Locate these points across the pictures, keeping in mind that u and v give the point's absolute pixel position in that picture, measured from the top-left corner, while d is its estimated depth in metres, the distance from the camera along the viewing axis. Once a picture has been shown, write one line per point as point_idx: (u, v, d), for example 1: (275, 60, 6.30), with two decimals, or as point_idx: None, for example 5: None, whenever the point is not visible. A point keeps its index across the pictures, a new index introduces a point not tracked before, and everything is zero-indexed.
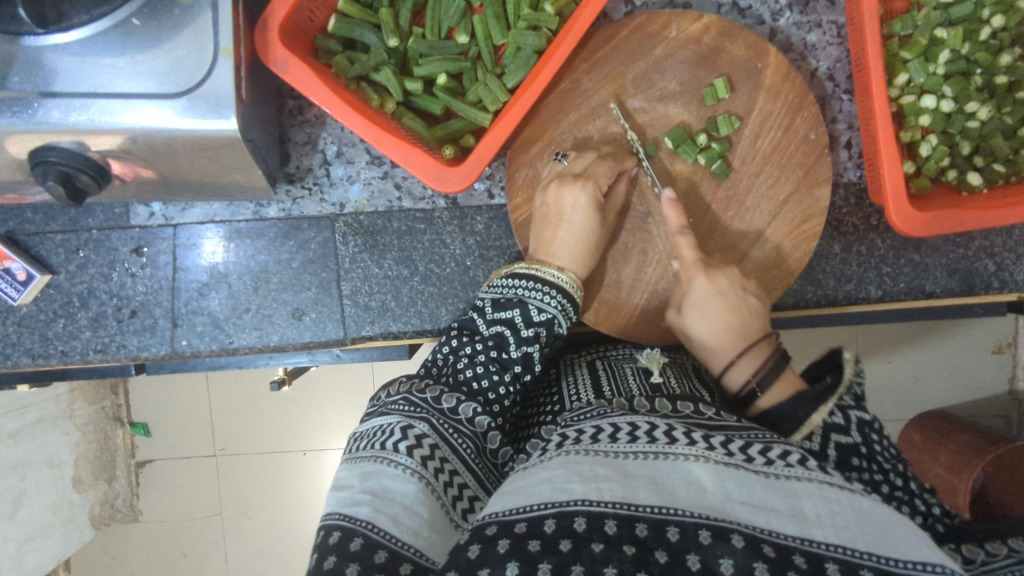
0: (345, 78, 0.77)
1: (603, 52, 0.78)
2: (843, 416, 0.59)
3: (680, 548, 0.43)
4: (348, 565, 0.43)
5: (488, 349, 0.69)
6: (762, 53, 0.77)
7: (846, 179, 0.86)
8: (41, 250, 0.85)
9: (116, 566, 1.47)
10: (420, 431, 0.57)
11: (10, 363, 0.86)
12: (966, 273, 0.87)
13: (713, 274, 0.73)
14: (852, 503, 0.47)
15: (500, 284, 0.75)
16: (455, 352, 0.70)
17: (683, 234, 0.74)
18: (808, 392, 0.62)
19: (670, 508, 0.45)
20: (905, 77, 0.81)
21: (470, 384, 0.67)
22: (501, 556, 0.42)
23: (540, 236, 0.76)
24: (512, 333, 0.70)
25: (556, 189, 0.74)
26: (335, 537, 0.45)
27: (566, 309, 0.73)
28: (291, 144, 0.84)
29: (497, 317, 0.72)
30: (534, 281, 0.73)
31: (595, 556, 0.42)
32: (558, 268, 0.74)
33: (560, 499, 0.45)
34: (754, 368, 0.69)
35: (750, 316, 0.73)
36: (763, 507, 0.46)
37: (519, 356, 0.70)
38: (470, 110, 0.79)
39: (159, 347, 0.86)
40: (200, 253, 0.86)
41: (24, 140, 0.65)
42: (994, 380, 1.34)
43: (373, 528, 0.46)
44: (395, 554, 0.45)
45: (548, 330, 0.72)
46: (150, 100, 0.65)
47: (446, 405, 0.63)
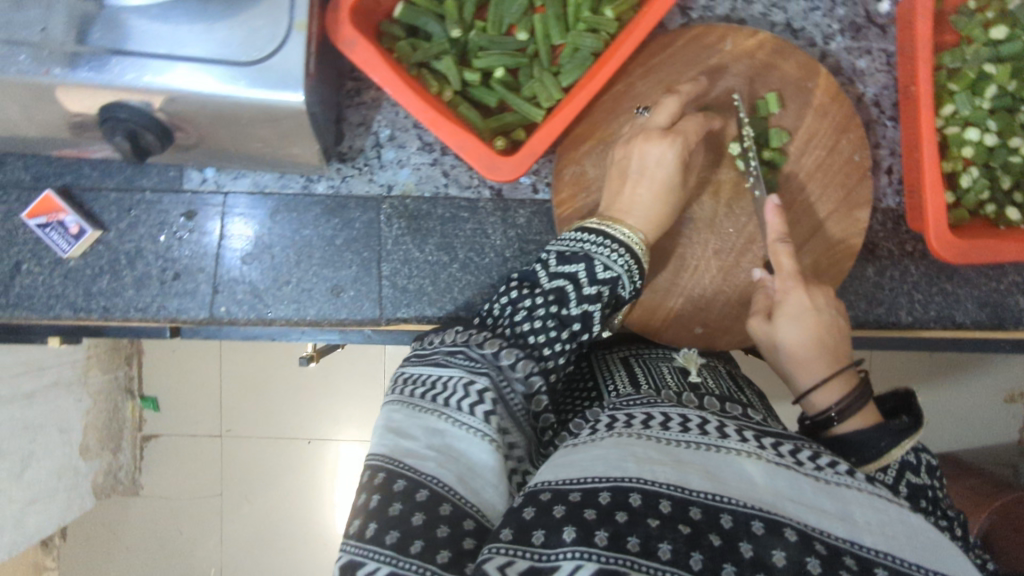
0: (407, 63, 0.80)
1: (657, 60, 0.80)
2: (915, 456, 0.68)
3: (732, 534, 0.45)
4: (414, 513, 0.47)
5: (548, 303, 0.70)
6: (813, 73, 0.79)
7: (884, 204, 0.88)
8: (95, 206, 0.87)
9: (118, 534, 1.48)
10: (481, 388, 0.59)
11: (52, 315, 0.87)
12: (996, 307, 0.88)
13: (811, 289, 0.74)
14: (902, 516, 0.48)
15: (568, 238, 0.75)
16: (514, 305, 0.71)
17: (784, 243, 0.73)
18: (889, 427, 0.67)
19: (723, 496, 0.47)
20: (951, 108, 0.82)
21: (527, 337, 0.68)
22: (557, 521, 0.45)
23: (615, 192, 0.76)
24: (575, 289, 0.70)
25: (640, 143, 0.75)
26: (399, 485, 0.49)
27: (632, 270, 0.72)
28: (346, 124, 0.87)
29: (561, 270, 0.72)
30: (601, 238, 0.72)
31: (649, 531, 0.44)
32: (628, 227, 0.73)
33: (615, 474, 0.48)
34: (840, 396, 0.70)
35: (838, 336, 0.73)
36: (814, 507, 0.47)
37: (579, 313, 0.70)
38: (525, 105, 0.81)
39: (198, 311, 0.88)
40: (228, 233, 0.88)
41: (99, 95, 0.68)
42: (1006, 427, 1.34)
43: (440, 484, 0.50)
44: (457, 509, 0.49)
45: (612, 291, 0.71)
46: (218, 65, 0.67)
47: (505, 362, 0.64)
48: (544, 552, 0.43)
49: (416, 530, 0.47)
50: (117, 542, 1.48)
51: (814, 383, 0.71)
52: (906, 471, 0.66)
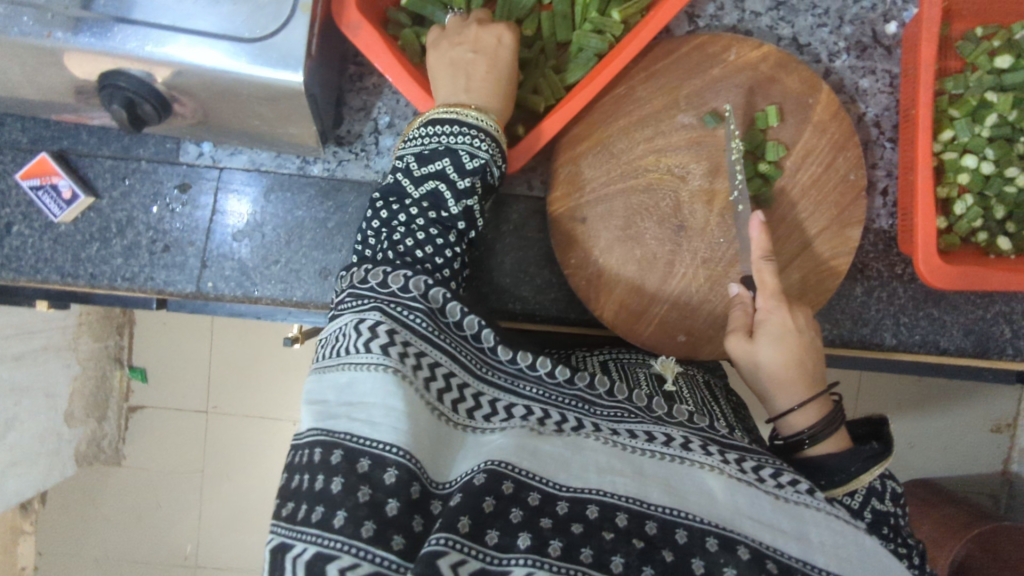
0: (411, 50, 0.80)
1: (660, 65, 0.80)
2: (881, 484, 0.68)
3: (686, 550, 0.46)
4: (332, 480, 0.45)
5: (425, 212, 0.66)
6: (815, 89, 0.79)
7: (877, 225, 0.88)
8: (89, 172, 0.87)
9: (96, 503, 1.48)
10: (372, 322, 0.54)
11: (39, 278, 0.87)
12: (981, 335, 0.88)
13: (794, 311, 0.73)
14: (858, 538, 0.50)
15: (421, 135, 0.70)
16: (389, 224, 0.66)
17: (767, 261, 0.73)
18: (862, 451, 0.66)
19: (681, 511, 0.48)
20: (950, 134, 0.82)
21: (413, 254, 0.64)
22: (514, 525, 0.46)
23: (453, 81, 0.72)
24: (448, 187, 0.67)
25: (477, 28, 0.74)
26: (337, 456, 0.46)
27: (498, 155, 0.70)
28: (346, 108, 0.87)
29: (424, 173, 0.67)
30: (457, 124, 0.68)
31: (603, 544, 0.46)
32: (478, 111, 0.69)
33: (575, 485, 0.49)
34: (814, 420, 0.69)
35: (815, 359, 0.72)
36: (770, 526, 0.49)
37: (459, 211, 0.67)
38: (525, 100, 0.81)
39: (185, 284, 0.88)
40: (237, 200, 0.88)
41: (98, 61, 0.67)
42: (990, 457, 1.33)
43: (353, 437, 0.46)
44: (378, 460, 0.46)
45: (484, 179, 0.68)
46: (222, 40, 0.67)
47: (395, 286, 0.58)
48: (496, 555, 0.44)
49: (337, 499, 0.44)
50: (93, 510, 1.49)
51: (791, 405, 0.70)
52: (872, 498, 0.67)
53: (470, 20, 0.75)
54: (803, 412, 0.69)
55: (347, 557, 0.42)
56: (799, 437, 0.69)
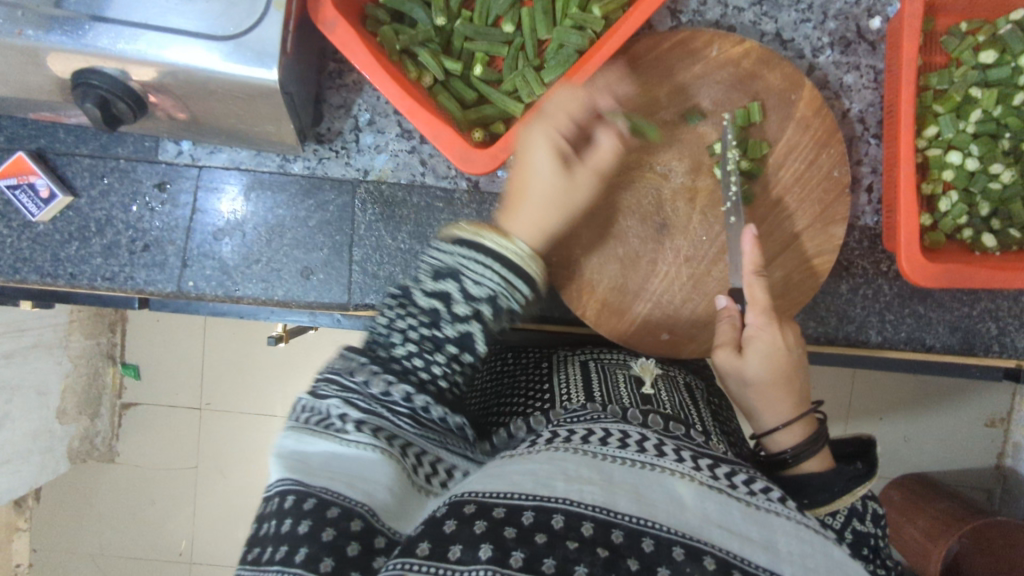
0: (389, 48, 0.78)
1: (642, 61, 0.79)
2: (862, 504, 0.66)
3: (652, 559, 0.46)
4: (301, 522, 0.46)
5: (420, 327, 0.62)
6: (798, 85, 0.78)
7: (862, 222, 0.87)
8: (67, 171, 0.87)
9: (87, 501, 1.48)
10: (357, 419, 0.56)
11: (18, 278, 0.86)
12: (967, 332, 0.88)
13: (783, 328, 0.72)
14: (826, 549, 0.50)
15: (437, 245, 0.64)
16: (386, 328, 0.63)
17: (757, 277, 0.73)
18: (846, 470, 0.66)
19: (647, 519, 0.48)
20: (935, 129, 0.82)
21: (403, 364, 0.61)
22: (476, 536, 0.46)
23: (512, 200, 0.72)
24: (449, 310, 0.62)
25: (524, 130, 0.73)
26: (309, 503, 0.47)
27: (512, 284, 0.63)
28: (326, 105, 0.86)
29: (431, 289, 0.63)
30: (472, 248, 0.63)
31: (568, 553, 0.45)
32: (501, 236, 0.64)
33: (542, 493, 0.49)
34: (800, 439, 0.70)
35: (802, 375, 0.73)
36: (737, 534, 0.49)
37: (454, 337, 0.62)
38: (505, 99, 0.81)
39: (166, 284, 0.87)
40: (220, 199, 0.87)
41: (70, 60, 0.66)
42: (984, 451, 1.33)
43: (326, 490, 0.48)
44: (345, 511, 0.48)
45: (491, 308, 0.63)
46: (196, 38, 0.66)
47: (377, 389, 0.58)
48: (457, 568, 0.44)
49: (303, 538, 0.46)
50: (86, 507, 1.49)
51: (777, 424, 0.71)
52: (853, 519, 0.65)
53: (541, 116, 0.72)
54: (790, 430, 0.70)
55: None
56: (783, 455, 0.70)
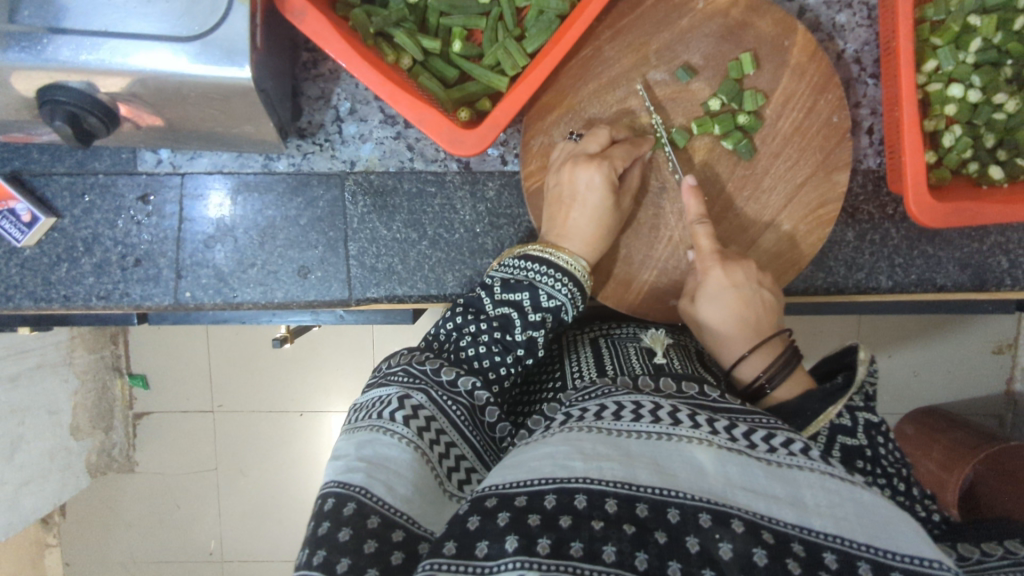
0: (363, 32, 0.74)
1: (626, 20, 0.76)
2: (849, 417, 0.62)
3: (679, 530, 0.45)
4: (340, 530, 0.46)
5: (492, 330, 0.69)
6: (790, 30, 0.75)
7: (865, 166, 0.85)
8: (47, 192, 0.84)
9: (111, 514, 1.49)
10: (417, 402, 0.59)
11: (12, 305, 0.85)
12: (978, 268, 0.86)
13: (729, 266, 0.73)
14: (852, 494, 0.48)
15: (510, 263, 0.73)
16: (459, 330, 0.70)
17: (702, 224, 0.73)
18: (819, 390, 0.65)
19: (670, 490, 0.47)
20: (934, 64, 0.78)
21: (471, 362, 0.68)
22: (501, 529, 0.45)
23: (551, 216, 0.75)
24: (519, 316, 0.69)
25: (570, 168, 0.73)
26: (349, 508, 0.47)
27: (575, 297, 0.72)
28: (303, 98, 0.83)
29: (505, 298, 0.70)
30: (545, 265, 0.71)
31: (593, 534, 0.44)
32: (569, 253, 0.73)
33: (561, 475, 0.48)
34: (766, 365, 0.71)
35: (762, 310, 0.73)
36: (762, 494, 0.48)
37: (523, 339, 0.69)
38: (488, 73, 0.78)
39: (163, 297, 0.86)
40: (207, 205, 0.85)
41: (33, 76, 0.63)
42: (993, 379, 1.34)
43: (366, 493, 0.48)
44: (387, 520, 0.48)
45: (555, 319, 0.71)
46: (161, 42, 0.62)
47: (445, 377, 0.64)
48: (486, 564, 0.43)
49: (344, 546, 0.45)
50: (112, 520, 1.49)
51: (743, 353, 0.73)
52: (837, 435, 0.61)
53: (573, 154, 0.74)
54: (753, 359, 0.72)
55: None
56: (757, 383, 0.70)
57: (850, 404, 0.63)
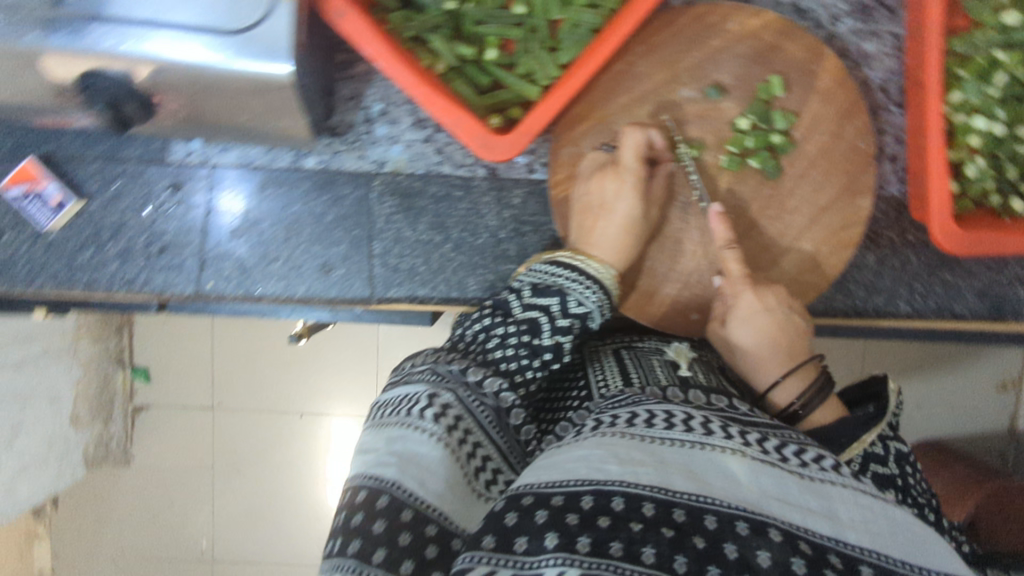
0: (400, 35, 0.76)
1: (659, 38, 0.77)
2: (882, 446, 0.70)
3: (717, 535, 0.46)
4: (375, 522, 0.50)
5: (521, 333, 0.69)
6: (819, 56, 0.77)
7: (888, 192, 0.86)
8: (77, 177, 0.85)
9: (103, 510, 1.47)
10: (446, 400, 0.59)
11: (35, 287, 0.85)
12: (995, 298, 0.87)
13: (760, 290, 0.75)
14: (884, 511, 0.50)
15: (540, 269, 0.74)
16: (487, 332, 0.70)
17: (730, 250, 0.74)
18: (855, 416, 0.71)
19: (707, 497, 0.48)
20: (959, 95, 0.80)
21: (499, 365, 0.67)
22: (540, 527, 0.46)
23: (581, 224, 0.77)
24: (547, 321, 0.70)
25: (598, 178, 0.76)
26: (383, 501, 0.51)
27: (604, 305, 0.72)
28: (337, 98, 0.84)
29: (534, 301, 0.71)
30: (576, 272, 0.73)
31: (632, 535, 0.45)
32: (599, 262, 0.74)
33: (596, 478, 0.49)
34: (801, 391, 0.75)
35: (795, 335, 0.76)
36: (798, 506, 0.49)
37: (551, 344, 0.69)
38: (520, 82, 0.79)
39: (185, 286, 0.86)
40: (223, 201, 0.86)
41: (72, 63, 0.64)
42: (993, 417, 1.33)
43: (398, 487, 0.52)
44: (419, 515, 0.51)
45: (583, 326, 0.71)
46: (202, 35, 0.64)
47: (473, 378, 0.63)
48: (525, 560, 0.45)
49: (378, 538, 0.49)
50: (103, 514, 1.47)
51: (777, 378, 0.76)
52: (871, 463, 0.68)
53: (601, 166, 0.77)
54: (786, 385, 0.75)
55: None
56: (793, 407, 0.74)
57: (882, 433, 0.71)
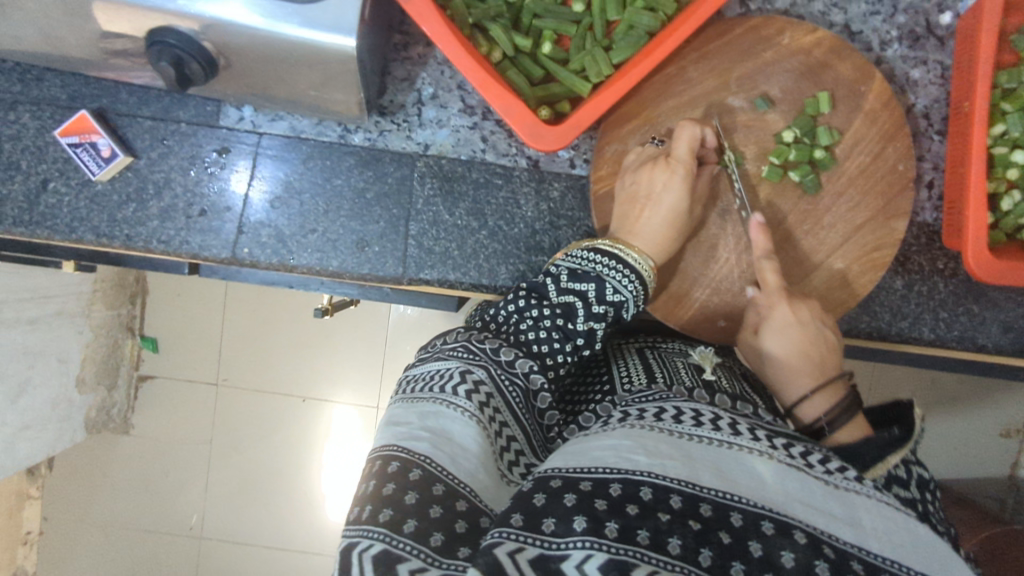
0: (460, 20, 0.77)
1: (713, 45, 0.79)
2: (905, 470, 0.65)
3: (742, 533, 0.46)
4: (407, 493, 0.49)
5: (555, 316, 0.70)
6: (868, 76, 0.78)
7: (921, 219, 0.87)
8: (129, 132, 0.87)
9: (100, 476, 1.47)
10: (477, 377, 0.61)
11: (74, 237, 0.86)
12: (1019, 333, 0.88)
13: (794, 303, 0.75)
14: (905, 523, 0.49)
15: (578, 255, 0.75)
16: (520, 314, 0.71)
17: (768, 260, 0.75)
18: (880, 438, 0.65)
19: (732, 495, 0.48)
20: (1002, 127, 0.80)
21: (531, 346, 0.69)
22: (568, 509, 0.46)
23: (625, 214, 0.77)
24: (583, 307, 0.71)
25: (648, 169, 0.76)
26: (416, 474, 0.50)
27: (639, 296, 0.73)
28: (389, 78, 0.86)
29: (570, 286, 0.72)
30: (616, 261, 0.73)
31: (659, 525, 0.45)
32: (640, 254, 0.74)
33: (624, 467, 0.49)
34: (827, 408, 0.73)
35: (827, 350, 0.76)
36: (823, 511, 0.48)
37: (585, 329, 0.71)
38: (572, 76, 0.80)
39: (221, 250, 0.87)
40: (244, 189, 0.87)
41: (146, 17, 0.65)
42: (997, 461, 1.32)
43: (432, 463, 0.51)
44: (451, 490, 0.51)
45: (616, 314, 0.72)
46: (269, 2, 0.65)
47: (504, 357, 0.65)
48: (554, 540, 0.44)
49: (409, 508, 0.48)
50: (99, 479, 1.47)
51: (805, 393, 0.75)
52: (895, 484, 0.64)
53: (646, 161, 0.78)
54: (813, 401, 0.74)
55: (416, 560, 0.44)
56: (818, 424, 0.72)
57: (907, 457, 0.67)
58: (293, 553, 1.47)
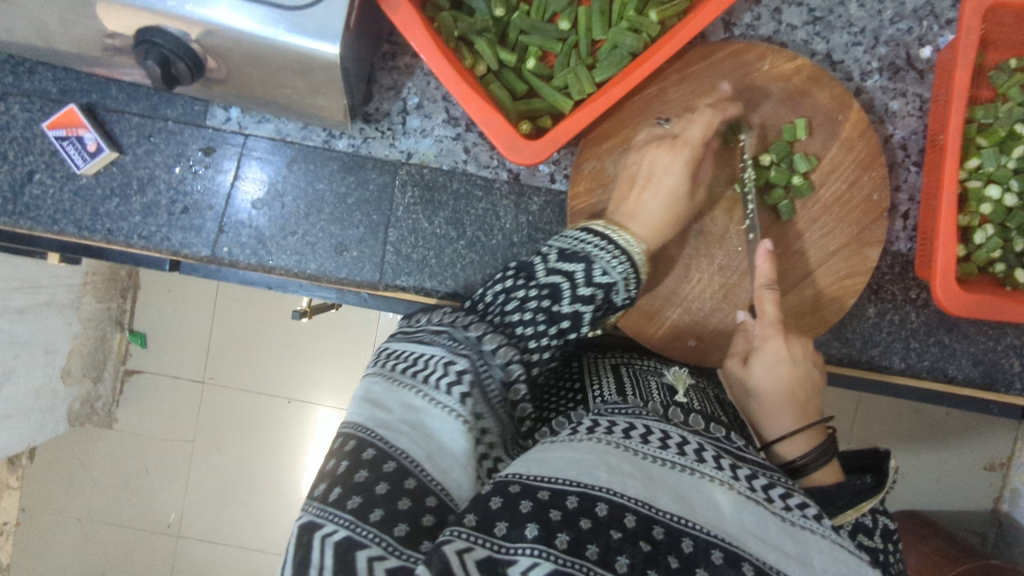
0: (446, 35, 0.79)
1: (694, 68, 0.80)
2: (873, 519, 0.66)
3: (690, 559, 0.46)
4: (378, 483, 0.49)
5: (541, 298, 0.69)
6: (846, 106, 0.79)
7: (895, 248, 0.88)
8: (115, 128, 0.87)
9: (79, 467, 1.47)
10: (460, 368, 0.60)
11: (56, 229, 0.87)
12: (989, 366, 0.88)
13: (790, 340, 0.75)
14: (858, 569, 0.49)
15: (571, 236, 0.75)
16: (508, 293, 0.70)
17: (770, 289, 0.74)
18: (850, 485, 0.68)
19: (686, 519, 0.49)
20: (976, 162, 0.82)
21: (514, 329, 0.67)
22: (523, 515, 0.46)
23: (624, 194, 0.78)
24: (569, 287, 0.70)
25: (652, 151, 0.77)
26: (389, 466, 0.50)
27: (630, 279, 0.72)
28: (376, 86, 0.88)
29: (559, 265, 0.72)
30: (605, 242, 0.73)
31: (610, 543, 0.46)
32: (632, 235, 0.75)
33: (585, 481, 0.49)
34: (806, 449, 0.71)
35: (811, 390, 0.75)
36: (775, 547, 0.49)
37: (570, 312, 0.69)
38: (555, 93, 0.81)
39: (201, 248, 0.88)
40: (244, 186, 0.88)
41: (135, 15, 0.66)
42: (980, 494, 1.32)
43: (410, 458, 0.51)
44: (423, 486, 0.50)
45: (606, 296, 0.71)
46: (259, 7, 0.65)
47: (488, 346, 0.64)
48: (504, 544, 0.45)
49: (379, 499, 0.48)
50: (76, 471, 1.46)
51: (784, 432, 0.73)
52: (861, 532, 0.65)
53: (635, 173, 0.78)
54: (794, 440, 0.72)
55: (375, 548, 0.44)
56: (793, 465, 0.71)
57: (874, 506, 0.68)
58: (264, 553, 1.46)
